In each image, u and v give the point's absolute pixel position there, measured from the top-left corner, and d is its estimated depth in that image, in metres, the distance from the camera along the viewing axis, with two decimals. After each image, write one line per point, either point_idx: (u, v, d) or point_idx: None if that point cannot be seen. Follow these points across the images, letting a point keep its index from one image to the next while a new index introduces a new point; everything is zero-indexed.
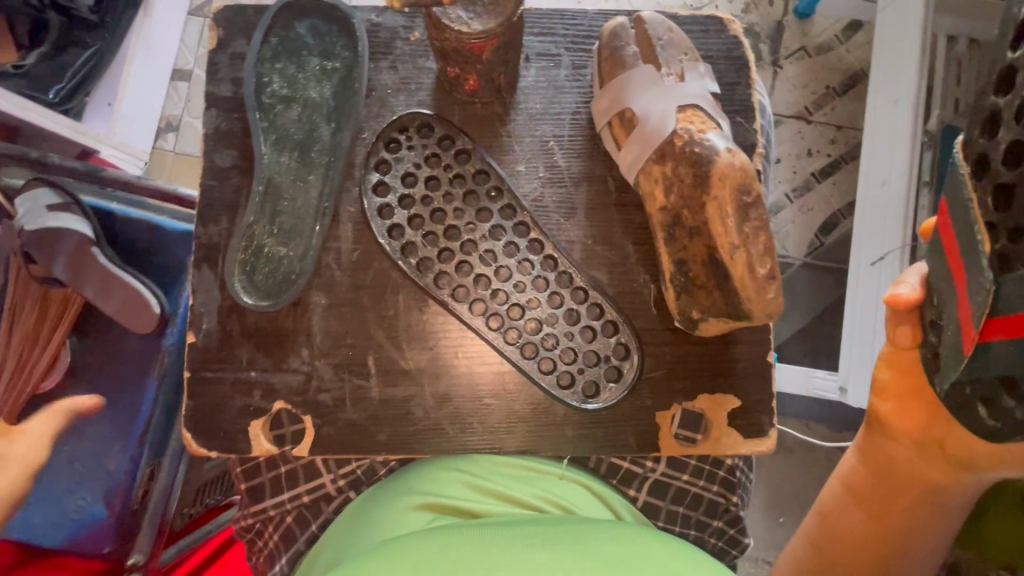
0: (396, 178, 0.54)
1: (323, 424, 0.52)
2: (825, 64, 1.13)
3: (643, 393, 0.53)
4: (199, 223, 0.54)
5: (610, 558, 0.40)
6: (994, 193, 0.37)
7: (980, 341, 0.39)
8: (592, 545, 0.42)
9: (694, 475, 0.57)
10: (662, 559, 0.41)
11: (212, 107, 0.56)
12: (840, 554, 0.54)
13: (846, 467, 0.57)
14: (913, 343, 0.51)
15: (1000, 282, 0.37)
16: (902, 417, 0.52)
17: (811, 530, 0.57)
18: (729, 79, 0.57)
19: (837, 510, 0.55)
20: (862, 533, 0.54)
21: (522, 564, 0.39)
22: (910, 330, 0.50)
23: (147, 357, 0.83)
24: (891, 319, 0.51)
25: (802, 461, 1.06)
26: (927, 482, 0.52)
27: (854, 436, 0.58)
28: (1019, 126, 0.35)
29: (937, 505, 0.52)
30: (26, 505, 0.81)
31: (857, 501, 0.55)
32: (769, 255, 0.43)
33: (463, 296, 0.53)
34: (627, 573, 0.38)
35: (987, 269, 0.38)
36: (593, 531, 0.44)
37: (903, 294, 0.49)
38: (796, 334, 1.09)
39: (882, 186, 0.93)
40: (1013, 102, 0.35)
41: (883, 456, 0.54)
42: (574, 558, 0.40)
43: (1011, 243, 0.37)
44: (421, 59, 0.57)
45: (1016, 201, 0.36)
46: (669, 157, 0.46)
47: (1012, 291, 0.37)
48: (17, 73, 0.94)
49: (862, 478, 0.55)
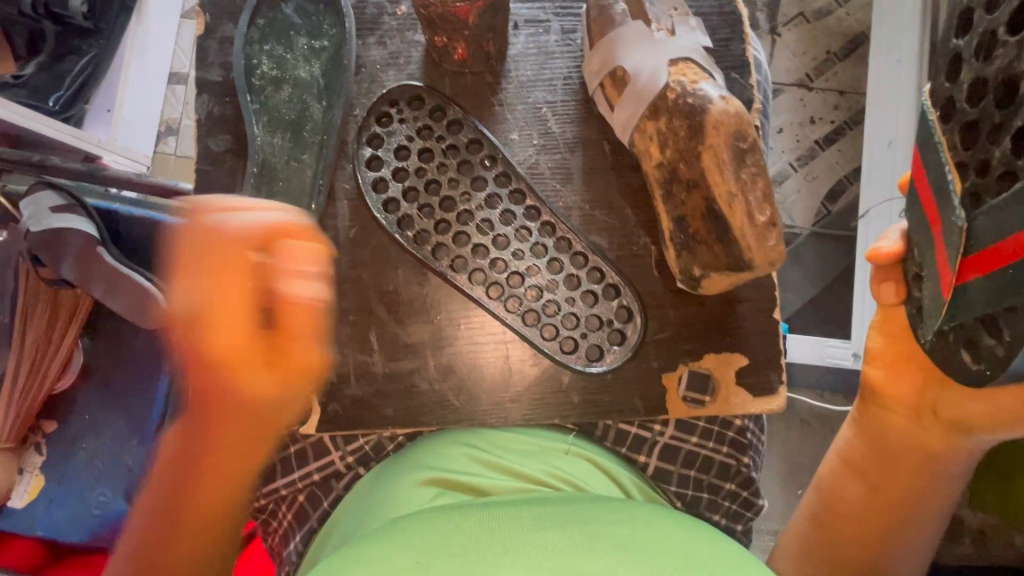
0: (389, 152, 0.54)
1: (329, 401, 0.52)
2: (825, 29, 1.11)
3: (649, 355, 0.53)
4: (196, 208, 0.54)
5: (622, 540, 0.40)
6: (961, 131, 0.39)
7: (957, 285, 0.41)
8: (600, 527, 0.41)
9: (704, 437, 0.57)
10: (677, 543, 0.41)
11: (203, 92, 0.56)
12: (842, 528, 0.54)
13: (844, 443, 0.56)
14: (899, 301, 0.52)
15: (972, 220, 0.39)
16: (893, 385, 0.52)
17: (813, 508, 0.56)
18: (722, 35, 0.56)
19: (836, 485, 0.55)
20: (863, 505, 0.53)
21: (530, 549, 0.39)
22: (896, 286, 0.52)
23: (161, 351, 0.86)
24: (878, 278, 0.53)
25: (818, 431, 1.05)
26: (925, 451, 0.51)
27: (852, 411, 0.57)
28: (977, 64, 0.36)
29: (938, 473, 0.51)
30: (52, 504, 0.83)
31: (857, 474, 0.54)
32: (767, 202, 0.43)
33: (462, 266, 0.53)
34: (640, 557, 0.38)
35: (959, 210, 0.39)
36: (602, 514, 0.44)
37: (885, 248, 0.51)
38: (807, 303, 1.07)
39: (889, 147, 0.92)
40: (971, 40, 0.36)
41: (878, 427, 0.54)
42: (583, 536, 0.40)
43: (979, 179, 0.38)
44: (409, 32, 0.56)
45: (981, 133, 0.37)
46: (662, 112, 0.45)
47: (982, 227, 0.38)
48: (16, 84, 0.93)
49: (860, 452, 0.54)
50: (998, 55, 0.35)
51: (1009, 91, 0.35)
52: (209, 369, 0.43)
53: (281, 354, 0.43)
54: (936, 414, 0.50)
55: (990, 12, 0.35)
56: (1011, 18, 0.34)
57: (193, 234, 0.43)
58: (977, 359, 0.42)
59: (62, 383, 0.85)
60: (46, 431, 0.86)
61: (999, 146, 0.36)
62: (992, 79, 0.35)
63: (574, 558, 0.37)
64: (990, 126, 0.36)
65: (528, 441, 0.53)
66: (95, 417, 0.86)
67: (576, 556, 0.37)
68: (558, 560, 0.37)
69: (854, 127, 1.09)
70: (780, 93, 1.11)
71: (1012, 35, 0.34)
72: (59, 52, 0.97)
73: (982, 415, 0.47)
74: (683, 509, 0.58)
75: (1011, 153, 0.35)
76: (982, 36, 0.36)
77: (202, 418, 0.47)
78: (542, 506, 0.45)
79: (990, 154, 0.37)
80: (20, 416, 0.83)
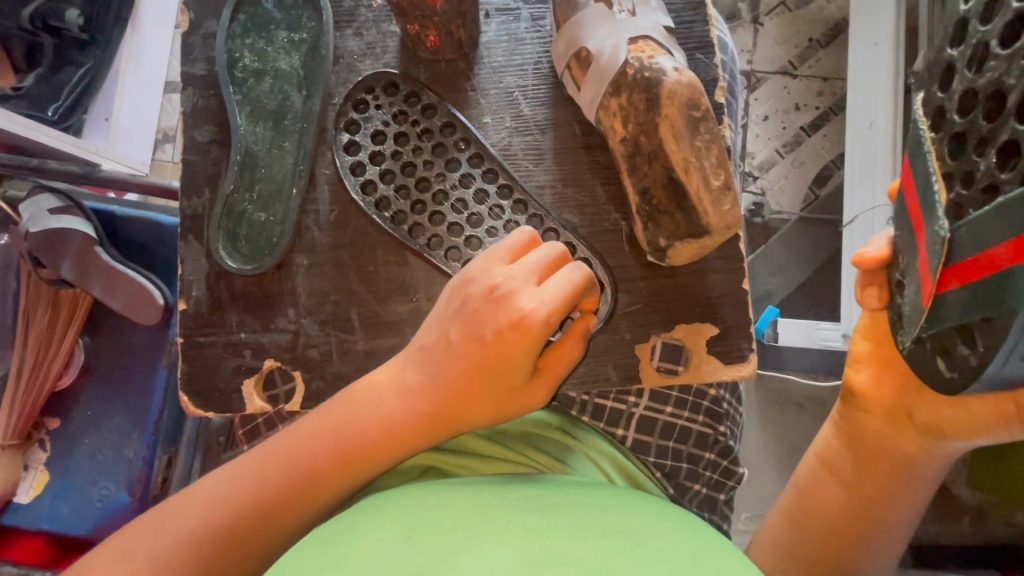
0: (366, 137, 0.56)
1: (312, 378, 0.55)
2: (806, 17, 1.13)
3: (621, 327, 0.54)
4: (183, 197, 0.57)
5: (610, 527, 0.39)
6: (950, 141, 0.38)
7: (937, 294, 0.40)
8: (594, 514, 0.40)
9: (678, 407, 0.60)
10: (676, 542, 0.39)
11: (188, 86, 0.58)
12: (816, 528, 0.54)
13: (822, 442, 0.57)
14: (882, 305, 0.52)
15: (954, 230, 0.37)
16: (874, 387, 0.52)
17: (790, 507, 0.57)
18: (686, 17, 0.57)
19: (813, 484, 0.55)
20: (838, 504, 0.53)
21: (516, 528, 0.38)
22: (879, 292, 0.52)
23: (157, 348, 0.87)
24: (863, 281, 0.53)
25: (814, 416, 1.03)
26: (899, 453, 0.51)
27: (832, 411, 0.57)
28: (969, 75, 0.36)
29: (911, 475, 0.52)
30: (56, 497, 0.85)
31: (832, 475, 0.54)
32: (722, 167, 0.45)
33: (438, 245, 0.55)
34: (627, 544, 0.36)
35: (942, 220, 0.38)
36: (594, 503, 0.43)
37: (871, 253, 0.51)
38: (796, 289, 1.08)
39: (870, 129, 0.91)
40: (964, 51, 0.36)
41: (856, 429, 0.54)
42: (577, 525, 0.38)
43: (962, 191, 0.37)
44: (384, 23, 0.58)
45: (967, 146, 0.36)
46: (623, 89, 0.47)
47: (963, 239, 0.36)
48: (16, 95, 0.94)
49: (837, 451, 0.55)
50: (990, 68, 0.34)
51: (997, 105, 0.34)
52: (489, 351, 0.47)
53: (546, 371, 0.49)
54: (911, 419, 0.50)
55: (984, 24, 0.35)
56: (1005, 30, 0.33)
57: (554, 253, 0.48)
58: (952, 367, 0.41)
59: (65, 381, 0.87)
60: (49, 427, 0.88)
61: (983, 159, 0.35)
62: (982, 91, 0.35)
63: (572, 544, 0.35)
64: (976, 137, 0.36)
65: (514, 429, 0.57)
66: (97, 412, 0.87)
67: (573, 543, 0.35)
68: (541, 539, 0.36)
69: (838, 112, 1.10)
70: (765, 81, 1.12)
71: (1005, 48, 0.33)
72: (57, 63, 0.98)
73: (955, 422, 0.47)
74: (663, 480, 0.60)
75: (994, 165, 0.34)
76: (975, 48, 0.35)
77: (430, 405, 0.48)
78: (529, 488, 0.45)
79: (975, 167, 0.36)
80: (24, 415, 0.84)
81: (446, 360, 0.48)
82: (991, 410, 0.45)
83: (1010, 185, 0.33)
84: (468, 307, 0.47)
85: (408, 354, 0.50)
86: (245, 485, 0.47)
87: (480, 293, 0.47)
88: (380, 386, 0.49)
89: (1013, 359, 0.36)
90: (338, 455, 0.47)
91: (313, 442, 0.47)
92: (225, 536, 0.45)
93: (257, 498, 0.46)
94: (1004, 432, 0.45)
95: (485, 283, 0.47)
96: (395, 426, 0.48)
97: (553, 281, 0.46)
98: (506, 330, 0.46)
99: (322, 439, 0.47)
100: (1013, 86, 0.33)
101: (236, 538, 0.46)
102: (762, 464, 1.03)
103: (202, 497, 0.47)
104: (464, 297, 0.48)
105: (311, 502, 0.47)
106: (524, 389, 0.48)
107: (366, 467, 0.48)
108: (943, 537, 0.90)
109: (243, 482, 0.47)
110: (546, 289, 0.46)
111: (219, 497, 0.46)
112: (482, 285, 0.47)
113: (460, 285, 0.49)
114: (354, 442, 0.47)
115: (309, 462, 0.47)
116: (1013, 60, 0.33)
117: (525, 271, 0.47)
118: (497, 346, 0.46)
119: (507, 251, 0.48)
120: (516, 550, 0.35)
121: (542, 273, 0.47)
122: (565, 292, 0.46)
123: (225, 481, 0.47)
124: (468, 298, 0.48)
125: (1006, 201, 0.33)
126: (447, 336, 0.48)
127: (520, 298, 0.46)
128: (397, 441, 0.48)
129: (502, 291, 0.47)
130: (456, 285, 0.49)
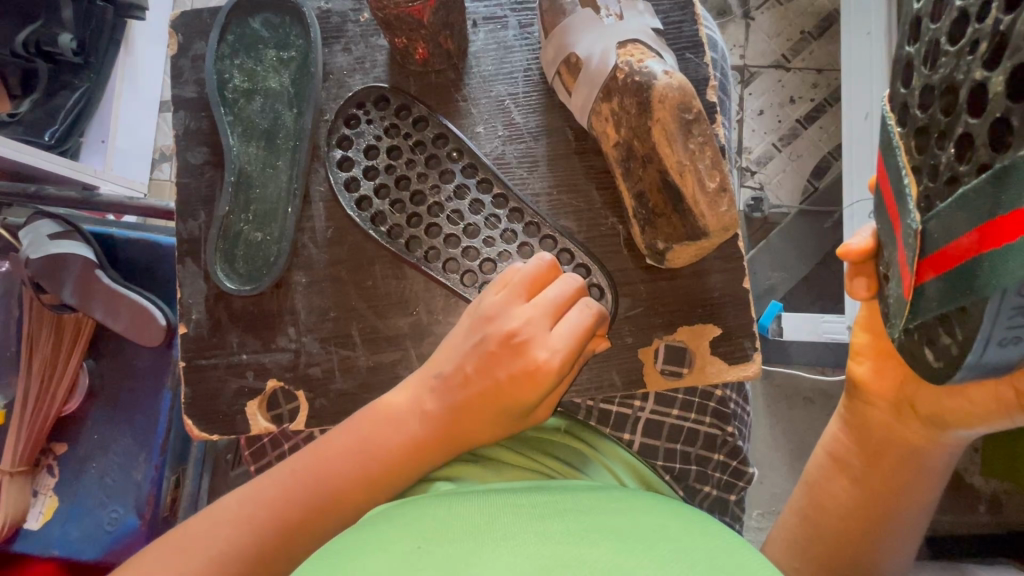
0: (358, 152, 0.56)
1: (315, 396, 0.55)
2: (797, 10, 1.12)
3: (623, 332, 0.54)
4: (179, 219, 0.57)
5: (621, 530, 0.38)
6: (915, 136, 0.37)
7: (917, 285, 0.39)
8: (602, 517, 0.40)
9: (684, 409, 0.59)
10: (686, 541, 0.38)
11: (180, 109, 0.58)
12: (830, 525, 0.53)
13: (829, 436, 0.56)
14: (872, 295, 0.51)
15: (925, 223, 0.37)
16: (875, 378, 0.52)
17: (801, 502, 0.56)
18: (674, 17, 0.57)
19: (824, 480, 0.55)
20: (849, 500, 0.53)
21: (520, 534, 0.37)
22: (868, 281, 0.51)
23: (160, 370, 0.86)
24: (851, 272, 0.52)
25: (825, 410, 1.02)
26: (904, 445, 0.51)
27: (838, 405, 0.57)
28: (925, 71, 0.36)
29: (921, 468, 0.51)
30: (66, 522, 0.85)
31: (841, 469, 0.54)
32: (716, 169, 0.45)
33: (435, 257, 0.55)
34: (639, 545, 0.36)
35: (914, 213, 0.38)
36: (602, 505, 0.43)
37: (855, 245, 0.50)
38: (801, 283, 1.07)
39: (866, 120, 0.90)
40: (920, 48, 0.36)
41: (863, 421, 0.53)
42: (576, 526, 0.38)
43: (930, 183, 0.36)
44: (372, 37, 0.58)
45: (930, 139, 0.36)
46: (614, 93, 0.47)
47: (933, 230, 0.36)
48: (13, 122, 0.94)
49: (844, 445, 0.54)
50: (942, 64, 0.34)
51: (952, 99, 0.34)
52: (504, 391, 0.46)
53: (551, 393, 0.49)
54: (914, 410, 0.50)
55: (934, 22, 0.35)
56: (952, 28, 0.33)
57: (569, 290, 0.47)
58: (937, 358, 0.40)
59: (70, 406, 0.86)
60: (57, 452, 0.87)
61: (944, 152, 0.35)
62: (937, 87, 0.34)
63: (578, 548, 0.35)
64: (937, 132, 0.35)
65: (523, 432, 0.56)
66: (104, 435, 0.87)
67: (584, 546, 0.35)
68: (551, 547, 0.35)
69: (834, 104, 1.09)
70: (758, 75, 1.11)
71: (952, 45, 0.33)
72: (52, 88, 0.98)
73: (956, 411, 0.47)
74: (673, 482, 0.60)
75: (954, 158, 0.34)
76: (929, 45, 0.35)
77: (442, 418, 0.47)
78: (534, 493, 0.44)
79: (938, 160, 0.35)
80: (32, 440, 0.84)
81: (461, 392, 0.47)
82: (991, 397, 0.45)
83: (969, 176, 0.33)
84: (484, 347, 0.47)
85: (423, 380, 0.49)
86: (267, 502, 0.46)
87: (498, 335, 0.47)
88: (397, 410, 0.48)
89: (992, 348, 0.35)
90: (376, 473, 0.46)
91: (335, 462, 0.47)
92: (258, 557, 0.44)
93: (299, 515, 0.45)
94: (1008, 418, 0.45)
95: (504, 326, 0.47)
96: (418, 444, 0.47)
97: (566, 324, 0.46)
98: (522, 377, 0.45)
99: (357, 457, 0.46)
100: (962, 82, 0.32)
101: (259, 556, 0.44)
102: (773, 460, 1.02)
103: (222, 513, 0.45)
104: (483, 337, 0.47)
105: (332, 513, 0.46)
106: (530, 415, 0.48)
107: (381, 481, 0.47)
108: (958, 525, 0.89)
109: (267, 501, 0.45)
110: (560, 336, 0.45)
111: (241, 520, 0.45)
112: (501, 329, 0.47)
113: (479, 322, 0.48)
114: (370, 460, 0.47)
115: (336, 480, 0.46)
116: (960, 58, 0.32)
117: (541, 315, 0.46)
118: (511, 389, 0.46)
119: (526, 287, 0.48)
120: (525, 556, 0.34)
121: (556, 316, 0.47)
122: (580, 336, 0.46)
123: (246, 498, 0.46)
124: (485, 338, 0.47)
125: (965, 192, 0.33)
126: (464, 369, 0.47)
127: (536, 345, 0.46)
128: (408, 458, 0.47)
129: (519, 336, 0.46)
130: (474, 321, 0.49)
